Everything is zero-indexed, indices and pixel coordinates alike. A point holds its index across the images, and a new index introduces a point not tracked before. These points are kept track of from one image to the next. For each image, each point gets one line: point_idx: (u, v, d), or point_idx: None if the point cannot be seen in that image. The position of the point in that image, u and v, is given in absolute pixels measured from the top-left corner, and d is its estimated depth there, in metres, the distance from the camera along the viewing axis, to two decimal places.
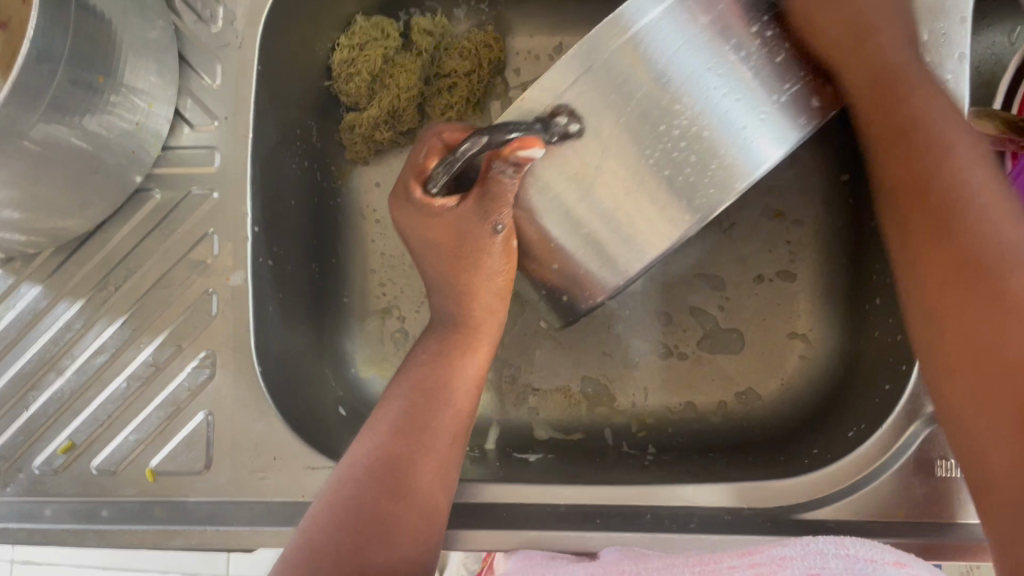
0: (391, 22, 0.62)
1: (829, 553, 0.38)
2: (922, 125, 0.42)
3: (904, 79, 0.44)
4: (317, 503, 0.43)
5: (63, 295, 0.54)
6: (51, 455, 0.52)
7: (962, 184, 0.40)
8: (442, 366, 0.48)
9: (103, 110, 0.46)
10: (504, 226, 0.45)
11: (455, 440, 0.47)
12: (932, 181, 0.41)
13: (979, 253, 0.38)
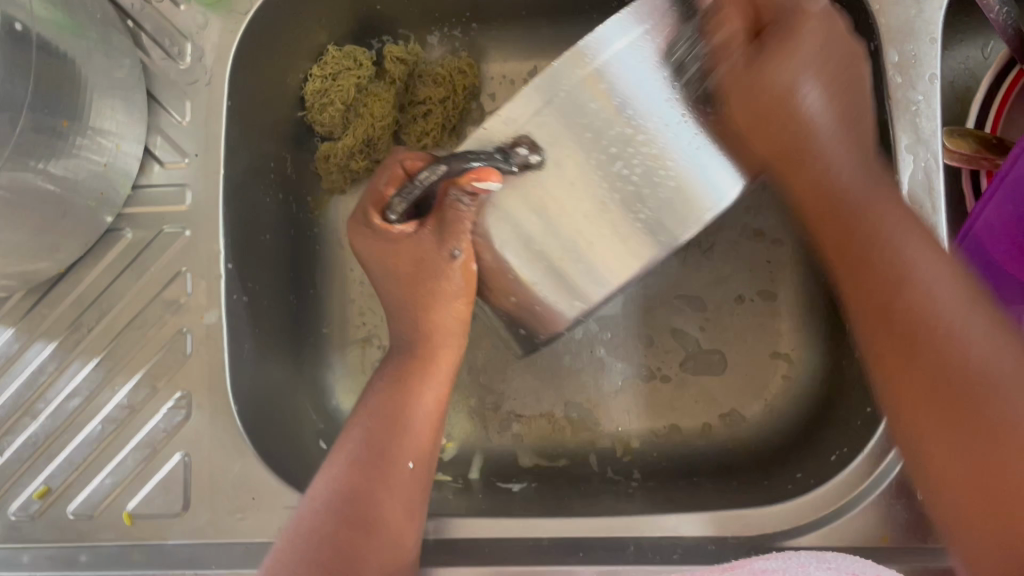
0: (364, 51, 0.62)
1: (811, 566, 0.39)
2: (849, 201, 0.42)
3: (812, 146, 0.42)
4: (284, 531, 0.44)
5: (36, 338, 0.53)
6: (26, 501, 0.51)
7: (909, 287, 0.40)
8: (405, 388, 0.48)
9: (70, 153, 0.46)
10: (462, 253, 0.46)
11: (421, 465, 0.47)
12: (885, 281, 0.40)
13: (943, 395, 0.37)
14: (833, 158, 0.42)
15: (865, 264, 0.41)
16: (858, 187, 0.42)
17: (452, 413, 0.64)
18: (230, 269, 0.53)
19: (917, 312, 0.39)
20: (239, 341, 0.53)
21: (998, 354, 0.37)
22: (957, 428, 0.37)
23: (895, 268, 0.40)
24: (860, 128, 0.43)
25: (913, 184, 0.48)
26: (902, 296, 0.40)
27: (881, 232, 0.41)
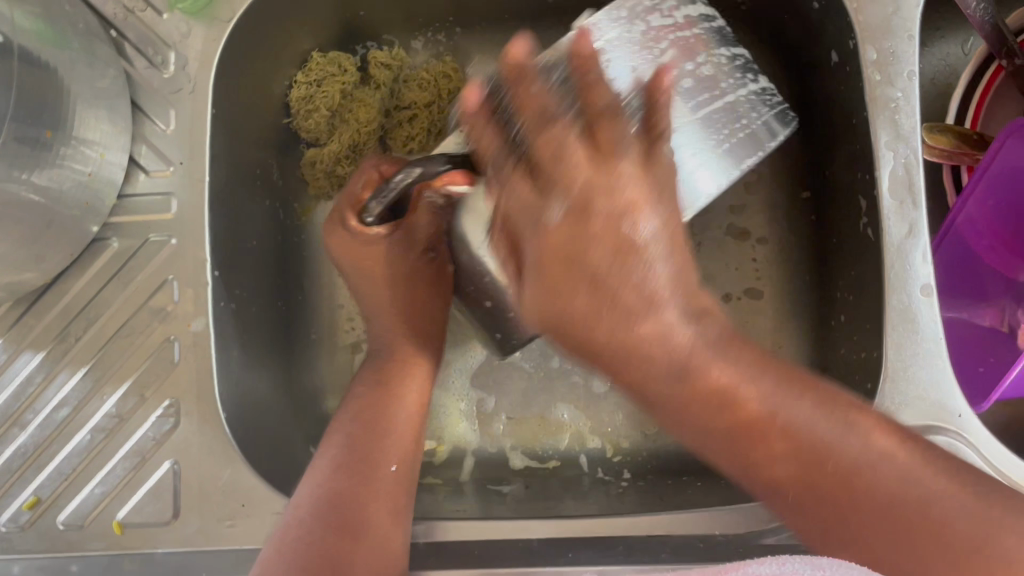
0: (348, 57, 0.62)
1: (804, 570, 0.38)
2: (695, 368, 0.41)
3: (584, 255, 0.38)
4: (275, 537, 0.43)
5: (24, 348, 0.53)
6: (15, 512, 0.51)
7: (837, 452, 0.40)
8: (384, 394, 0.51)
9: (54, 163, 0.46)
10: (435, 252, 0.56)
11: (403, 465, 0.49)
12: (695, 367, 0.41)
13: (822, 484, 0.40)
14: (638, 316, 0.39)
15: (760, 453, 0.42)
16: (766, 396, 0.42)
17: (442, 417, 0.64)
18: (216, 276, 0.53)
19: (826, 454, 0.40)
20: (227, 348, 0.53)
21: (841, 437, 0.41)
22: (807, 501, 0.41)
23: (827, 454, 0.40)
24: (693, 281, 0.41)
25: (893, 179, 0.48)
26: (833, 453, 0.40)
27: (762, 437, 0.42)
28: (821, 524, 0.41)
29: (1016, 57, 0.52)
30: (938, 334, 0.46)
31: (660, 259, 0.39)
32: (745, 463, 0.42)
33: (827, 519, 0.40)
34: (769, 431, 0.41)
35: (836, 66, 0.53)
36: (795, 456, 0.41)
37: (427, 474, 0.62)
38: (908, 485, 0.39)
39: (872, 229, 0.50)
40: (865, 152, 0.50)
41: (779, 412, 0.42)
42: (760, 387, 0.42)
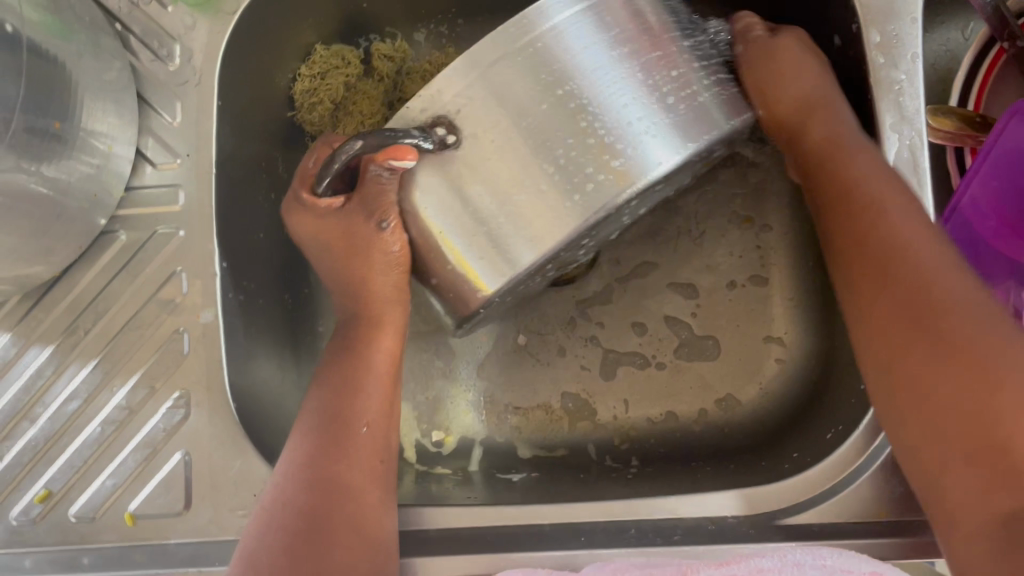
0: (351, 50, 0.62)
1: (806, 563, 0.40)
2: (861, 188, 0.45)
3: (816, 114, 0.49)
4: (259, 509, 0.46)
5: (33, 342, 0.53)
6: (27, 505, 0.52)
7: (901, 242, 0.42)
8: (358, 353, 0.50)
9: (64, 155, 0.46)
10: (390, 225, 0.47)
11: (382, 424, 0.49)
12: (864, 197, 0.45)
13: (918, 303, 0.39)
14: (868, 170, 0.46)
15: (874, 241, 0.43)
16: (904, 201, 0.44)
17: (449, 408, 0.65)
18: (225, 267, 0.53)
19: (919, 290, 0.39)
20: (236, 339, 0.53)
21: (958, 277, 0.40)
22: (917, 324, 0.39)
23: (874, 215, 0.43)
24: (842, 113, 0.49)
25: (899, 161, 0.48)
26: (937, 288, 0.39)
27: (885, 207, 0.44)
28: (897, 371, 0.39)
29: (1018, 40, 0.52)
30: None
31: (870, 166, 0.46)
32: (872, 281, 0.42)
33: (911, 319, 0.39)
34: (888, 194, 0.44)
35: (840, 50, 0.53)
36: (897, 280, 0.40)
37: (436, 464, 0.62)
38: (1007, 356, 0.36)
39: None
40: (870, 135, 0.51)
41: (890, 208, 0.43)
42: (867, 199, 0.45)
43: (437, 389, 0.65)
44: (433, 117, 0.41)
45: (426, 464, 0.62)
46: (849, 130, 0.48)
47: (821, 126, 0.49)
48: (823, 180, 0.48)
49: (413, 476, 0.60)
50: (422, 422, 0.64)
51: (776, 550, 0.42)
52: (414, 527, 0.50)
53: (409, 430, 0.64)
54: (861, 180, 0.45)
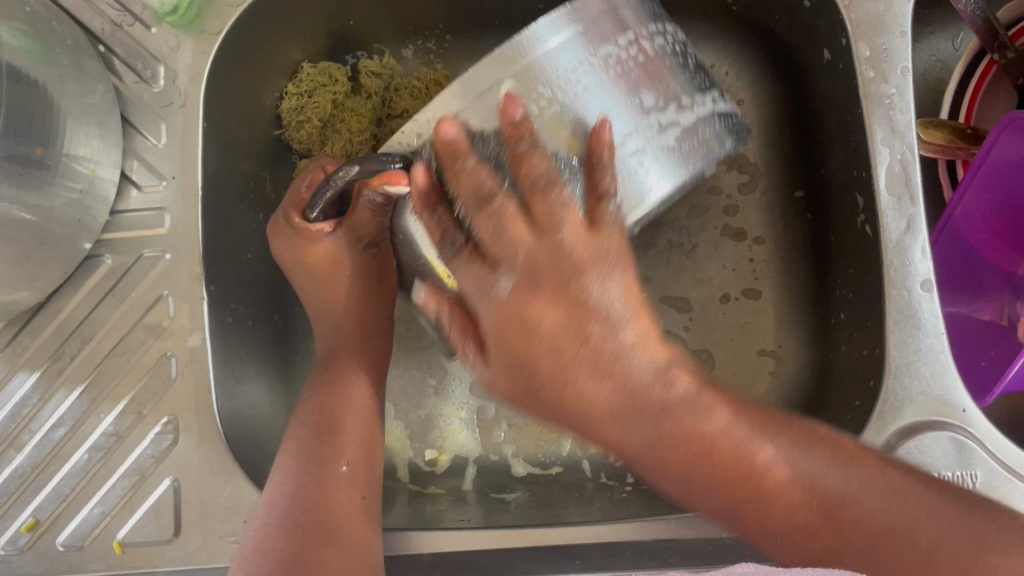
0: (338, 67, 0.62)
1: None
2: (648, 394, 0.44)
3: (588, 313, 0.42)
4: (239, 558, 0.43)
5: (18, 369, 0.52)
6: (14, 535, 0.51)
7: (737, 439, 0.45)
8: (338, 391, 0.52)
9: (45, 181, 0.46)
10: (378, 249, 0.55)
11: (364, 453, 0.50)
12: (680, 423, 0.44)
13: (804, 519, 0.44)
14: (604, 375, 0.43)
15: (691, 442, 0.45)
16: (634, 376, 0.43)
17: (443, 426, 0.64)
18: (212, 290, 0.53)
19: (739, 457, 0.45)
20: (225, 364, 0.53)
21: (831, 468, 0.45)
22: (797, 527, 0.44)
23: (691, 441, 0.45)
24: (630, 376, 0.43)
25: (889, 176, 0.48)
26: (758, 454, 0.45)
27: (699, 428, 0.44)
28: (769, 534, 0.45)
29: (1008, 51, 0.52)
30: (939, 329, 0.47)
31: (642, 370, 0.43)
32: (700, 484, 0.46)
33: (798, 525, 0.44)
34: (687, 418, 0.44)
35: (829, 64, 0.53)
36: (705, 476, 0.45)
37: (430, 484, 0.62)
38: (861, 496, 0.43)
39: (869, 227, 0.50)
40: (861, 150, 0.50)
41: (709, 419, 0.45)
42: (658, 429, 0.44)
43: (430, 407, 0.64)
44: (421, 141, 0.48)
45: (420, 485, 0.62)
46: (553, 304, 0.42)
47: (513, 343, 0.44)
48: (550, 404, 0.45)
49: (407, 497, 0.60)
50: (415, 440, 0.64)
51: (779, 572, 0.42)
52: (406, 551, 0.50)
53: (402, 449, 0.64)
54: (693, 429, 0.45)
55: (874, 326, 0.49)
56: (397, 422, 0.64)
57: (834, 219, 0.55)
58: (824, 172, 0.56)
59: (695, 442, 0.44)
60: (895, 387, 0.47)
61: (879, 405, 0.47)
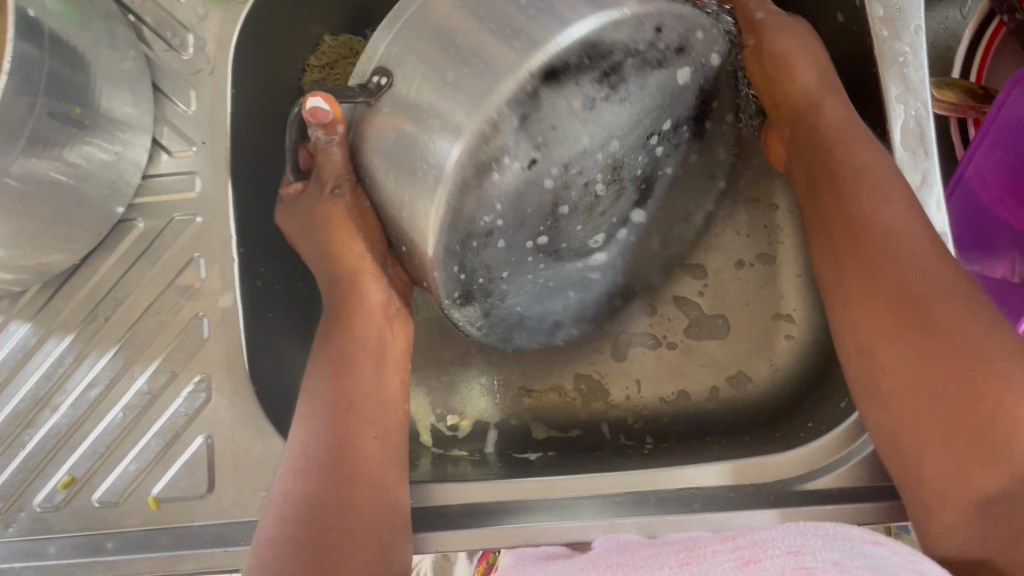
0: (359, 40, 0.63)
1: (809, 533, 0.41)
2: (885, 236, 0.44)
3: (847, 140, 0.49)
4: (270, 503, 0.46)
5: (52, 332, 0.54)
6: (50, 492, 0.52)
7: (896, 243, 0.43)
8: (356, 336, 0.52)
9: (84, 140, 0.47)
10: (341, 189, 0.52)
11: (383, 397, 0.51)
12: (874, 252, 0.44)
13: (918, 317, 0.40)
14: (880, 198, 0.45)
15: (886, 263, 0.43)
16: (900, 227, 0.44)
17: (464, 392, 0.65)
18: (242, 252, 0.54)
19: (924, 317, 0.40)
20: (255, 324, 0.54)
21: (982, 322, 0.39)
22: (901, 329, 0.41)
23: (896, 262, 0.43)
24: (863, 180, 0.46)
25: (905, 131, 0.49)
26: (940, 312, 0.40)
27: (886, 251, 0.43)
28: (882, 376, 0.41)
29: (1017, 13, 0.53)
30: None
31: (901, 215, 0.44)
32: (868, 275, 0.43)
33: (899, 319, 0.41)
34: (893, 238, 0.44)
35: (842, 27, 0.54)
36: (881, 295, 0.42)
37: (453, 446, 0.62)
38: (996, 354, 0.37)
39: None
40: (876, 108, 0.52)
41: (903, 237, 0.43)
42: (870, 258, 0.43)
43: (450, 373, 0.66)
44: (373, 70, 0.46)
45: (442, 447, 0.62)
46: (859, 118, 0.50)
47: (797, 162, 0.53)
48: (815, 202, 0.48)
49: (429, 459, 0.60)
50: (437, 406, 0.65)
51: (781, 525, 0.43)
52: (435, 503, 0.51)
53: (423, 415, 0.64)
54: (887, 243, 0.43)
55: None
56: (419, 388, 0.65)
57: None
58: None
59: (879, 255, 0.43)
60: None
61: None
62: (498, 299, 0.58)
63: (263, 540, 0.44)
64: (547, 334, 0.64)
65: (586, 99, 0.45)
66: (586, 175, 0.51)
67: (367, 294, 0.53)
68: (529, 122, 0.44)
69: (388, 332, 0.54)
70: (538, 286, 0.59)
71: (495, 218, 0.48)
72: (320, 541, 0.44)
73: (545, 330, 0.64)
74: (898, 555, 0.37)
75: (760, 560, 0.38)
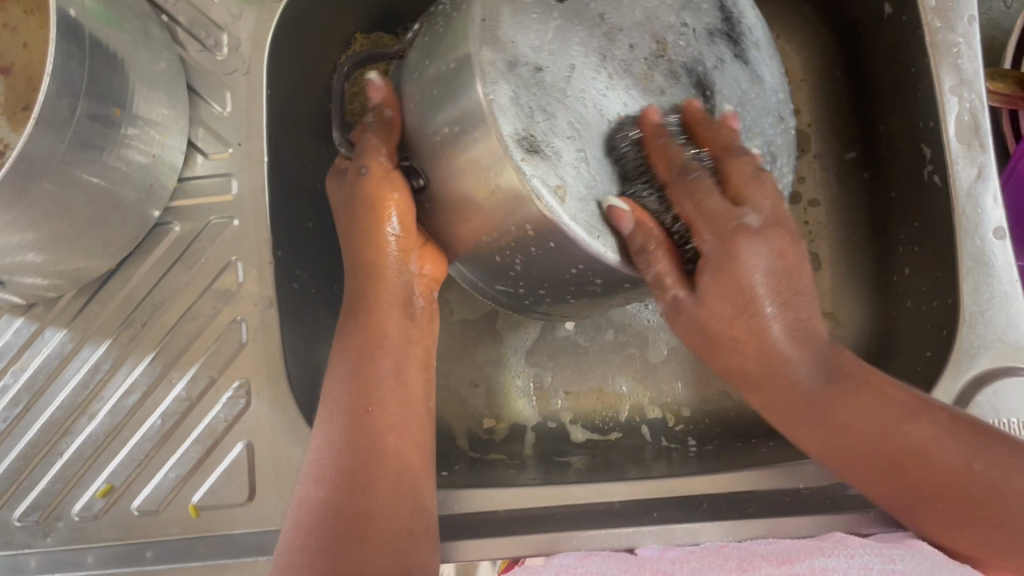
0: (391, 38, 0.63)
1: (874, 566, 0.38)
2: (847, 418, 0.42)
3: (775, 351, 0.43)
4: (290, 513, 0.45)
5: (89, 337, 0.53)
6: (89, 501, 0.51)
7: (857, 415, 0.42)
8: (370, 337, 0.50)
9: (121, 143, 0.46)
10: (369, 167, 0.47)
11: (402, 399, 0.49)
12: (835, 411, 0.42)
13: (903, 468, 0.41)
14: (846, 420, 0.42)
15: (874, 442, 0.41)
16: (883, 417, 0.41)
17: (501, 394, 0.64)
18: (279, 256, 0.53)
19: (887, 440, 0.41)
20: (294, 328, 0.53)
21: (958, 441, 0.40)
22: (896, 482, 0.41)
23: (883, 429, 0.41)
24: (841, 414, 0.42)
25: (959, 125, 0.48)
26: (911, 430, 0.41)
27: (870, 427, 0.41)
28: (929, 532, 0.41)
29: None
30: (1014, 275, 0.46)
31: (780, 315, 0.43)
32: (835, 458, 0.43)
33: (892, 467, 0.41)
34: (875, 432, 0.41)
35: (890, 18, 0.52)
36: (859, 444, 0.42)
37: (490, 451, 0.61)
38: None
39: (939, 176, 0.49)
40: (925, 101, 0.50)
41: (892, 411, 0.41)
42: (857, 455, 0.42)
43: (486, 375, 0.65)
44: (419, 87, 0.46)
45: (480, 451, 0.61)
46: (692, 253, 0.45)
47: (711, 290, 0.43)
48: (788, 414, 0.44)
49: (468, 463, 0.59)
50: (472, 410, 0.64)
51: (842, 550, 0.40)
52: (483, 510, 0.50)
53: (459, 417, 0.63)
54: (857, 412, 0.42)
55: (945, 277, 0.49)
56: (455, 393, 0.64)
57: (898, 174, 0.54)
58: (883, 130, 0.55)
59: (866, 450, 0.41)
60: (972, 336, 0.46)
61: (953, 353, 0.46)
62: (563, 152, 0.41)
63: (281, 562, 0.43)
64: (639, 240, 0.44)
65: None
66: (626, 33, 0.45)
67: (388, 283, 0.50)
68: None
69: (412, 330, 0.51)
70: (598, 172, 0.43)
71: (539, 39, 0.42)
72: (335, 548, 0.43)
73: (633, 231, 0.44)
74: None
75: None
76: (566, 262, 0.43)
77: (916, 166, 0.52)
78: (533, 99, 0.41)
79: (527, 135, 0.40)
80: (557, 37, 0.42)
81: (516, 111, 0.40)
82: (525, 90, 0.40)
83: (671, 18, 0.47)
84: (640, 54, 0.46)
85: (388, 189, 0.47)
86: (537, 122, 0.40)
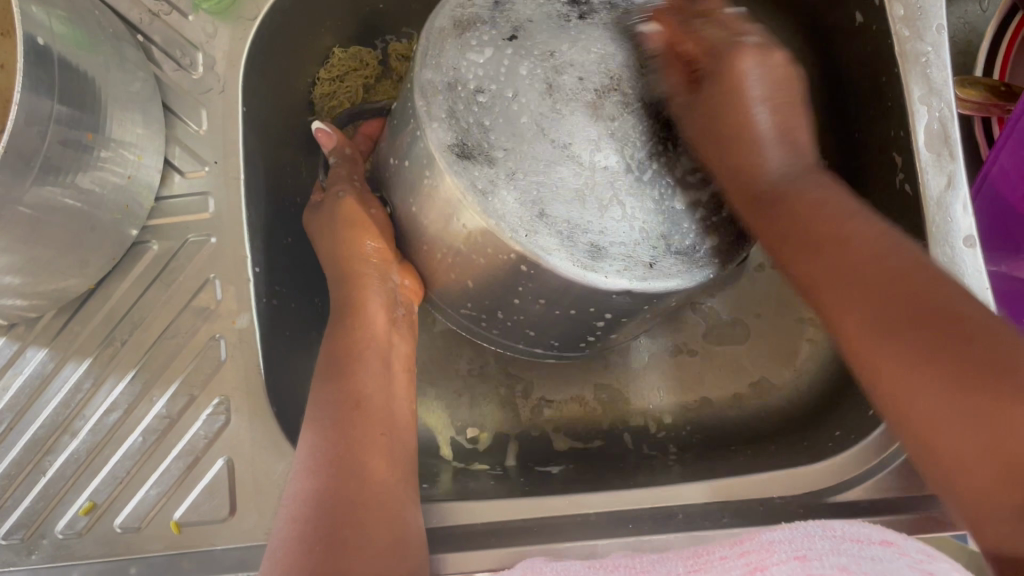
0: (369, 51, 0.63)
1: (816, 535, 0.39)
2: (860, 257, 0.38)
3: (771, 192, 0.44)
4: (281, 509, 0.44)
5: (70, 356, 0.54)
6: (72, 518, 0.51)
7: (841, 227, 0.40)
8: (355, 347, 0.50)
9: (95, 166, 0.46)
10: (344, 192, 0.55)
11: (388, 407, 0.50)
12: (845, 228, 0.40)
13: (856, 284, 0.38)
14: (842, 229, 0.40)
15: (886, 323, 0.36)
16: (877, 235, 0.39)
17: (483, 404, 0.65)
18: (257, 272, 0.54)
19: (836, 231, 0.40)
20: (272, 345, 0.54)
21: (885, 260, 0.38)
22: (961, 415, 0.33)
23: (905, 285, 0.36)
24: (822, 212, 0.42)
25: (929, 132, 0.48)
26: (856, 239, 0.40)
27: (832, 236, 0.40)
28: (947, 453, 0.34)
29: None
30: (987, 284, 0.46)
31: (772, 159, 0.46)
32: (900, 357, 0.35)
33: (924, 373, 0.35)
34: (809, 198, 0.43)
35: (862, 27, 0.53)
36: (791, 163, 0.46)
37: (473, 460, 0.61)
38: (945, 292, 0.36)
39: (909, 185, 0.50)
40: (895, 110, 0.50)
41: (767, 158, 0.46)
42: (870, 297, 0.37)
43: (469, 385, 0.65)
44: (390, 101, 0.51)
45: (463, 460, 0.61)
46: (784, 162, 0.46)
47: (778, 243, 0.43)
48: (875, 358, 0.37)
49: (451, 472, 0.59)
50: (456, 419, 0.64)
51: (788, 523, 0.41)
52: (462, 522, 0.50)
53: (443, 428, 0.63)
54: (751, 162, 0.46)
55: None
56: (438, 405, 0.64)
57: (872, 181, 0.54)
58: (858, 136, 0.56)
59: (769, 185, 0.45)
60: None
61: None
62: (498, 175, 0.43)
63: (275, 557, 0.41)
64: (583, 251, 0.43)
65: (560, 12, 0.47)
66: (578, 68, 0.45)
67: (365, 296, 0.52)
68: (504, 4, 0.47)
69: (390, 335, 0.52)
70: (536, 165, 0.44)
71: (477, 60, 0.45)
72: (329, 536, 0.42)
73: (576, 241, 0.43)
74: (909, 557, 0.36)
75: (766, 566, 0.37)
76: (509, 280, 0.46)
77: (888, 174, 0.52)
78: (470, 111, 0.44)
79: (459, 144, 0.43)
80: (495, 66, 0.45)
81: (446, 132, 0.43)
82: (460, 106, 0.44)
83: (635, 61, 0.47)
84: (590, 85, 0.45)
85: (367, 208, 0.53)
86: (474, 131, 0.44)
